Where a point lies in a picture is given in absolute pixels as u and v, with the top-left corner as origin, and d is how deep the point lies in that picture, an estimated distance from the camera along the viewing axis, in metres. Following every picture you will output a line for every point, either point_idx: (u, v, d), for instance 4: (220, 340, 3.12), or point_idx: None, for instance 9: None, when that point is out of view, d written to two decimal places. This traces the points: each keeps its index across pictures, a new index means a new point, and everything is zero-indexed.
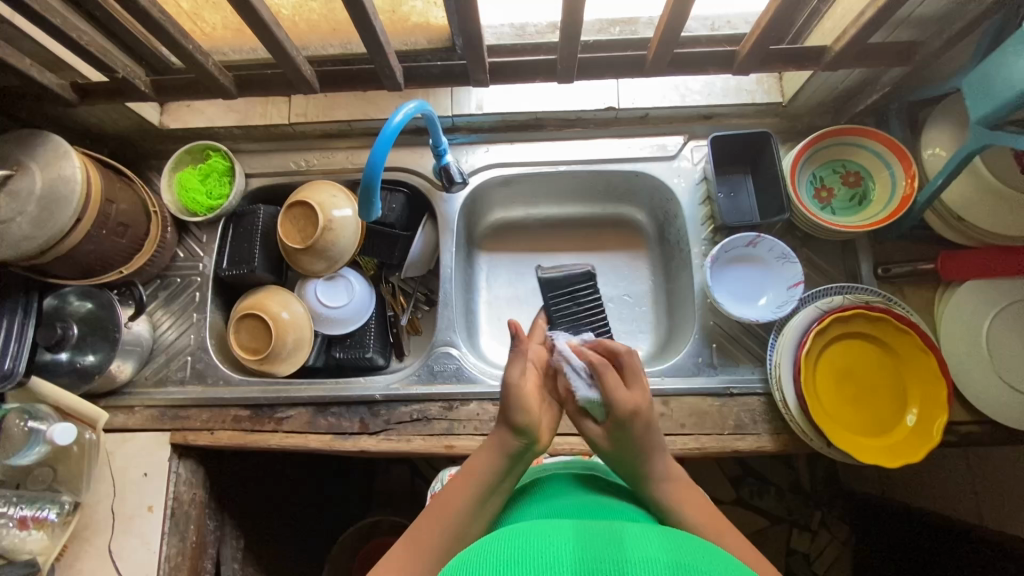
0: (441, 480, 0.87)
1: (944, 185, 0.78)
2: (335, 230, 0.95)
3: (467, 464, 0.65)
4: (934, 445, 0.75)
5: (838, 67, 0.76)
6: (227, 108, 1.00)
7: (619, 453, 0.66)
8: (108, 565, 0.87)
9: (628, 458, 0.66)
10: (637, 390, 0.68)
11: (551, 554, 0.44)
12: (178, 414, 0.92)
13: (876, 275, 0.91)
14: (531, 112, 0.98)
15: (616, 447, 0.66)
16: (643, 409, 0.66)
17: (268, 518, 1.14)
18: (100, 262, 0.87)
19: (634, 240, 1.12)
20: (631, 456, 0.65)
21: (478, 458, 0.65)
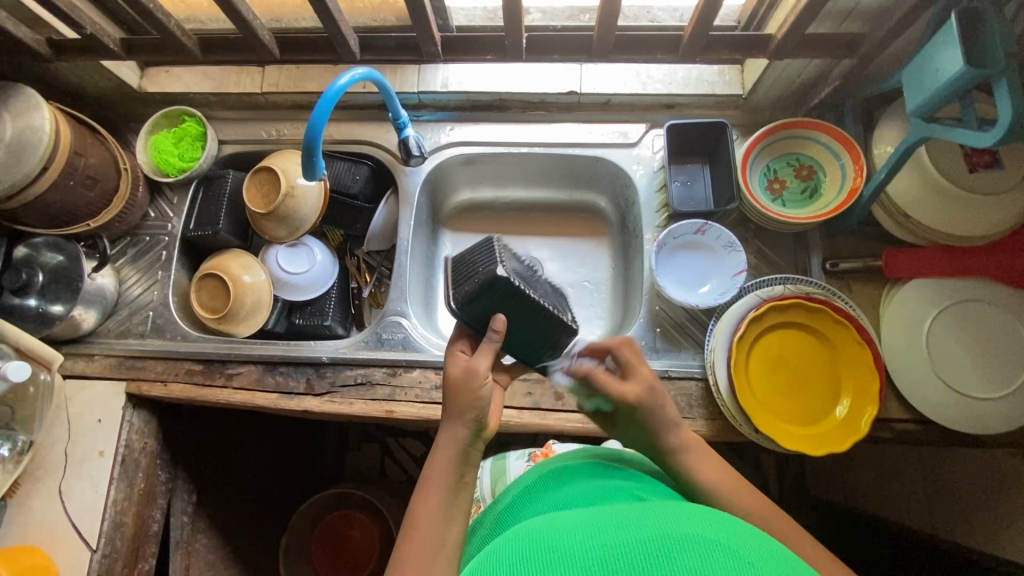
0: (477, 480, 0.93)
1: (887, 179, 0.78)
2: (296, 197, 0.97)
3: (428, 471, 0.59)
4: (860, 436, 0.75)
5: (783, 55, 0.77)
6: (204, 75, 1.04)
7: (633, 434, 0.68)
8: (56, 503, 0.90)
9: (641, 439, 0.67)
10: (635, 380, 0.67)
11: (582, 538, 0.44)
12: (135, 364, 0.96)
13: (824, 270, 0.91)
14: (495, 92, 1.00)
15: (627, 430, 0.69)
16: (642, 399, 0.66)
17: (226, 477, 1.17)
18: (67, 213, 0.91)
19: (597, 228, 1.13)
20: (647, 431, 0.66)
21: (443, 456, 0.59)
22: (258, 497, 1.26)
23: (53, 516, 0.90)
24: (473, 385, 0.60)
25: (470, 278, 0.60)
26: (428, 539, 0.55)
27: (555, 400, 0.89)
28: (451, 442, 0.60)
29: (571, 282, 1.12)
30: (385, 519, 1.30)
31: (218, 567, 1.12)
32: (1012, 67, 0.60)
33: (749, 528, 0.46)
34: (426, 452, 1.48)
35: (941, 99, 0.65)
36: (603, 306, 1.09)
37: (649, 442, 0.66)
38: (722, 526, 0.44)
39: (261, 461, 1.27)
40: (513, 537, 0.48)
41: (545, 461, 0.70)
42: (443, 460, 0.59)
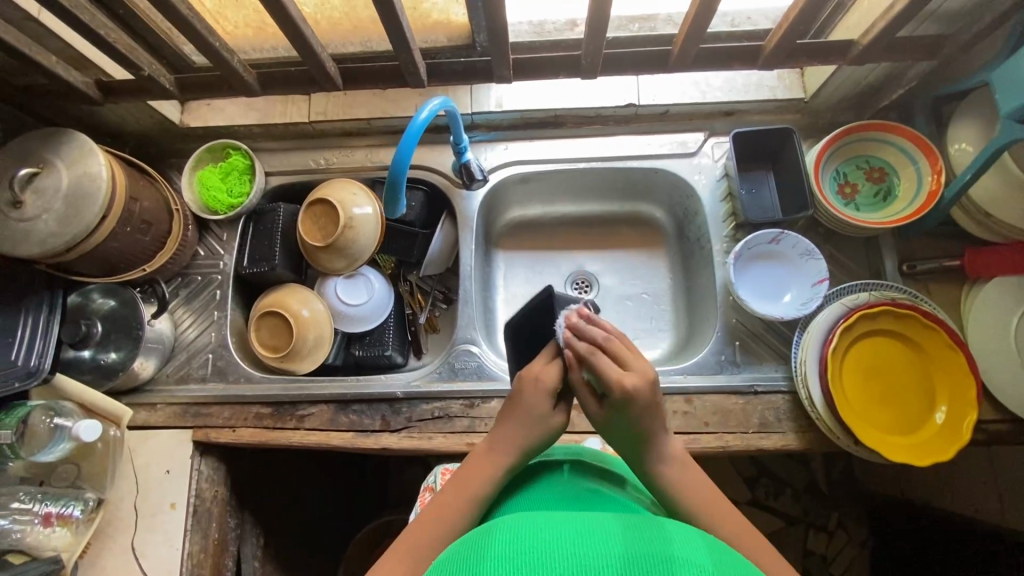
0: (434, 475, 0.83)
1: (972, 180, 0.77)
2: (355, 228, 0.95)
3: (471, 459, 0.64)
4: (964, 443, 0.74)
5: (865, 61, 0.75)
6: (247, 106, 1.00)
7: (619, 428, 0.63)
8: (131, 561, 0.87)
9: (625, 431, 0.63)
10: (632, 373, 0.61)
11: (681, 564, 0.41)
12: (200, 411, 0.93)
13: (901, 273, 0.90)
14: (551, 109, 0.98)
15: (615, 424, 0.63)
16: (642, 391, 0.60)
17: (287, 516, 1.14)
18: (123, 260, 0.88)
19: (652, 238, 1.12)
20: (636, 432, 0.62)
21: (461, 474, 0.63)
22: (317, 532, 1.24)
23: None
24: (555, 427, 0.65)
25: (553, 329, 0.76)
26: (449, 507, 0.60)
27: None
28: (474, 464, 0.63)
29: (629, 295, 1.10)
30: None
31: None
32: None
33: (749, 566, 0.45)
34: None
35: None
36: (665, 318, 1.07)
37: (627, 431, 0.62)
38: None
39: (317, 494, 1.24)
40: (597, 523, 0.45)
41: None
42: (470, 483, 0.61)
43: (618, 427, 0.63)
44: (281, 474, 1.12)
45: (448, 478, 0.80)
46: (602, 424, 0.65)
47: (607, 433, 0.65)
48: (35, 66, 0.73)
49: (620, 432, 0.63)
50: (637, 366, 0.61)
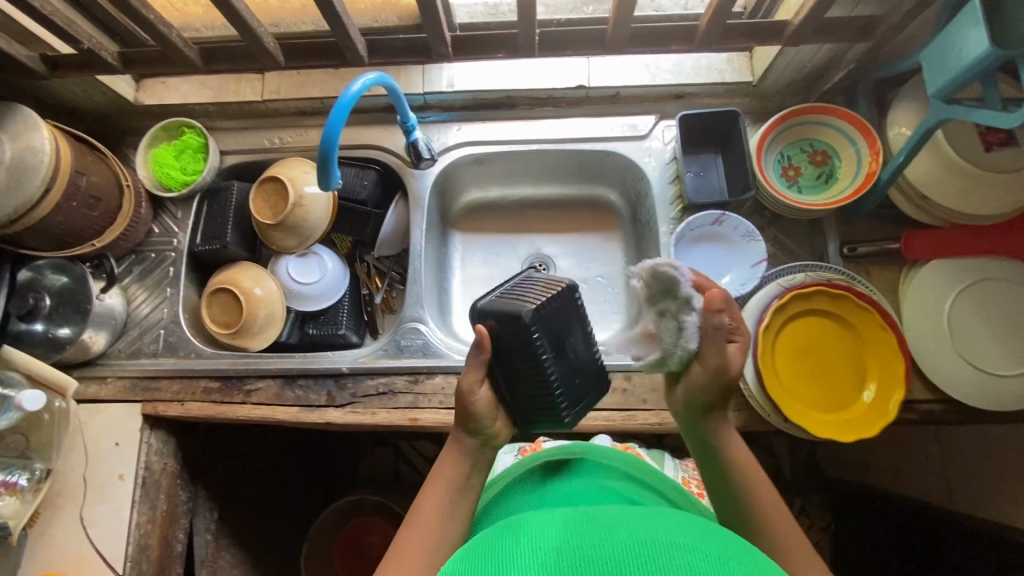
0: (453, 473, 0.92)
1: (906, 162, 0.78)
2: (306, 206, 0.96)
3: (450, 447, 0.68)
4: (889, 421, 0.75)
5: (799, 42, 0.76)
6: (201, 84, 1.01)
7: (701, 398, 0.66)
8: (79, 530, 0.89)
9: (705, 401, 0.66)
10: (716, 327, 0.66)
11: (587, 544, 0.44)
12: (149, 385, 0.94)
13: (842, 255, 0.90)
14: (502, 90, 0.98)
15: (699, 392, 0.66)
16: (747, 352, 0.66)
17: (246, 493, 1.16)
18: (71, 234, 0.89)
19: (608, 221, 1.13)
20: (715, 402, 0.66)
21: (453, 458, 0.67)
22: (279, 509, 1.26)
23: (76, 544, 0.88)
24: (484, 408, 0.65)
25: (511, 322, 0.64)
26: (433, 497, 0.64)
27: None
28: (458, 450, 0.67)
29: (583, 277, 1.11)
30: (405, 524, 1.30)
31: None
32: None
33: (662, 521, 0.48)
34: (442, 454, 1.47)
35: (965, 80, 0.65)
36: (618, 300, 1.08)
37: (703, 403, 0.66)
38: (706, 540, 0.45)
39: (278, 473, 1.26)
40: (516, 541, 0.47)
41: (535, 455, 0.75)
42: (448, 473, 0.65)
43: (692, 399, 0.67)
44: (240, 451, 1.14)
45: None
46: (686, 392, 0.67)
47: (685, 403, 0.68)
48: None
49: (695, 404, 0.67)
50: (741, 335, 0.66)
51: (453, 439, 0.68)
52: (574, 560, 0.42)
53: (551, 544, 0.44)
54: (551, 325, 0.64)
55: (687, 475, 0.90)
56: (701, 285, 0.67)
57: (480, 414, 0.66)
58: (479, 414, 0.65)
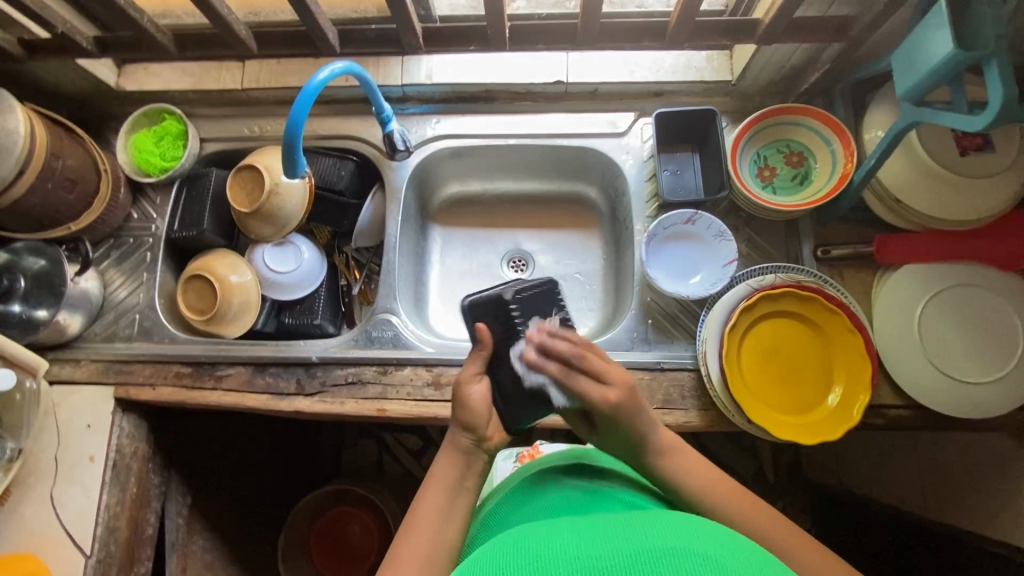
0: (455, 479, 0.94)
1: (878, 165, 0.77)
2: (281, 195, 0.96)
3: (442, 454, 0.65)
4: (852, 425, 0.75)
5: (771, 41, 0.75)
6: (183, 71, 1.02)
7: (614, 437, 0.65)
8: (48, 510, 0.90)
9: (621, 441, 0.65)
10: (615, 386, 0.64)
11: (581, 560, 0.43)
12: (123, 368, 0.95)
13: (815, 257, 0.90)
14: (481, 83, 0.98)
15: (611, 434, 0.65)
16: (622, 401, 0.63)
17: (222, 479, 1.17)
18: (47, 216, 0.90)
19: (588, 218, 1.12)
20: (635, 438, 0.64)
21: (450, 462, 0.64)
22: (257, 495, 1.27)
23: (44, 524, 0.89)
24: (476, 401, 0.65)
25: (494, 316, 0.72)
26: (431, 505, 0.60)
27: None
28: (452, 452, 0.64)
29: (561, 274, 1.11)
30: (382, 515, 1.30)
31: (216, 567, 1.12)
32: (1003, 48, 0.59)
33: (654, 524, 0.47)
34: (423, 447, 1.47)
35: (933, 82, 0.65)
36: (595, 298, 1.08)
37: (625, 440, 0.65)
38: (708, 538, 0.45)
39: (256, 461, 1.26)
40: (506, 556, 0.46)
41: (533, 463, 0.74)
42: (445, 475, 0.62)
43: (612, 437, 0.65)
44: (217, 438, 1.15)
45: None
46: (599, 439, 0.68)
47: (608, 445, 0.67)
48: None
49: (618, 442, 0.65)
50: (611, 377, 0.64)
51: (449, 446, 0.65)
52: (578, 566, 0.42)
53: (546, 554, 0.44)
54: (533, 310, 0.74)
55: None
56: (578, 356, 0.65)
57: (476, 408, 0.64)
58: (476, 410, 0.64)
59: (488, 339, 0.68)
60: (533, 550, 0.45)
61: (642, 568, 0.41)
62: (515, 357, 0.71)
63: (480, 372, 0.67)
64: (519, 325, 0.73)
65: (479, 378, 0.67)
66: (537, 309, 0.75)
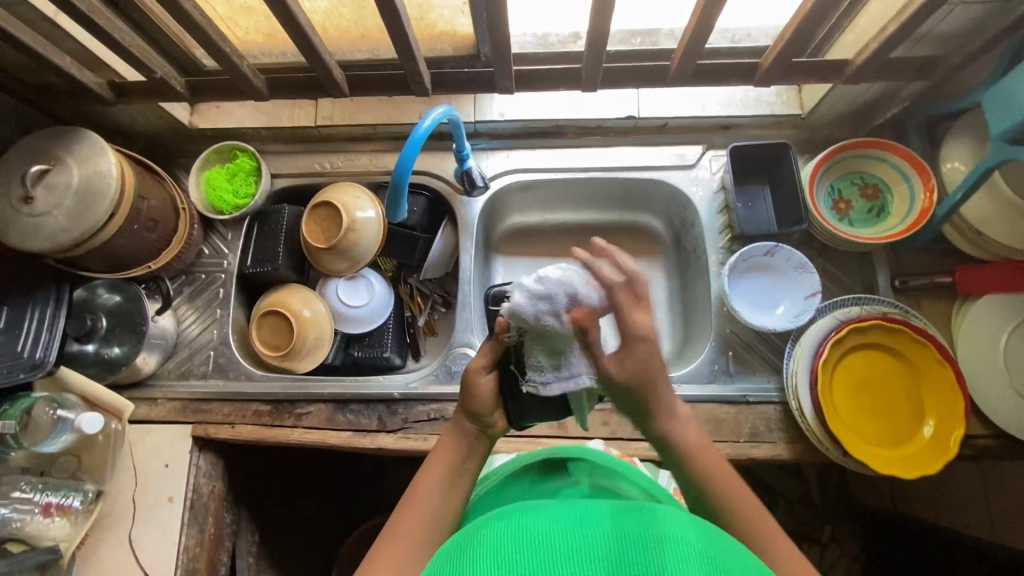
0: None
1: (963, 200, 0.79)
2: (358, 231, 0.97)
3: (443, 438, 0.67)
4: (951, 457, 0.75)
5: (859, 80, 0.77)
6: (255, 109, 1.03)
7: (628, 397, 0.61)
8: (128, 553, 0.88)
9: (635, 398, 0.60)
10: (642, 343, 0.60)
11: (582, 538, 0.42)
12: (200, 407, 0.94)
13: (893, 288, 0.91)
14: (552, 119, 1.00)
15: (625, 394, 0.60)
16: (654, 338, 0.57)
17: (283, 515, 1.15)
18: (129, 256, 0.90)
19: (650, 248, 1.13)
20: (653, 403, 0.60)
21: (451, 443, 0.65)
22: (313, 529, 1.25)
23: (124, 567, 0.88)
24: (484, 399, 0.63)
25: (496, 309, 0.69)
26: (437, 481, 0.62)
27: (632, 429, 0.88)
28: (456, 436, 0.66)
29: None
30: None
31: None
32: None
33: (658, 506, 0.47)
34: None
35: None
36: (661, 327, 1.09)
37: (647, 405, 0.61)
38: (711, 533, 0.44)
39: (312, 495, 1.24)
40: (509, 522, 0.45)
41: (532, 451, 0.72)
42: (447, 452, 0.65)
43: (628, 401, 0.61)
44: (278, 472, 1.14)
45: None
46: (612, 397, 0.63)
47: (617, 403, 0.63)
48: (51, 66, 0.76)
49: (629, 404, 0.61)
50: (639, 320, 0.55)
51: (454, 426, 0.66)
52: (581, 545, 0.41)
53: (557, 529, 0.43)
54: None
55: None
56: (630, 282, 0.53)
57: (478, 397, 0.63)
58: (479, 401, 0.63)
59: (491, 335, 0.66)
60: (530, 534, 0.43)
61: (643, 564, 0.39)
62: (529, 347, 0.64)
63: (490, 367, 0.64)
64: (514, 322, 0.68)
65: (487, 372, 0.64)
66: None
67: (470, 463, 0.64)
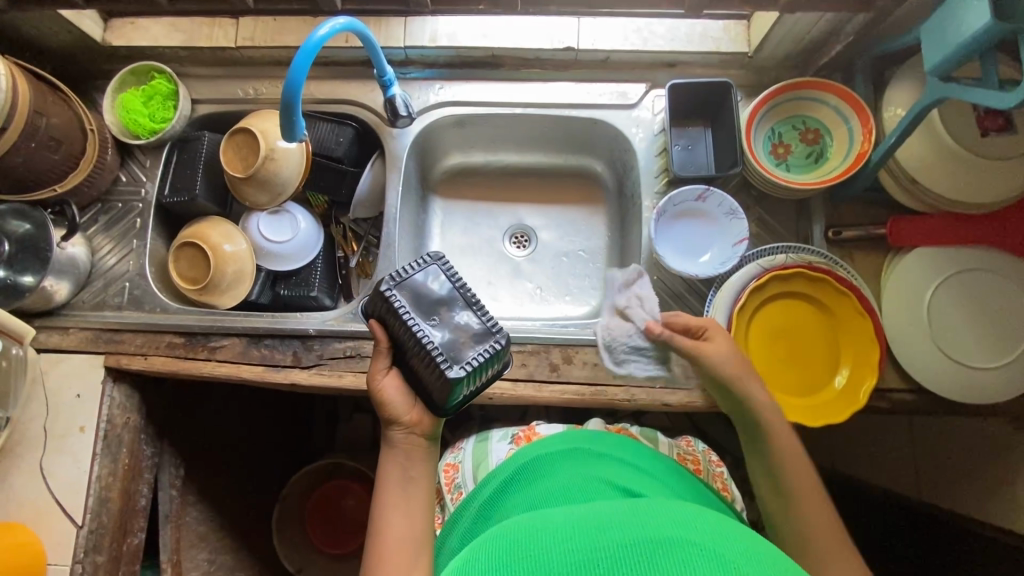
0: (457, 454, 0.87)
1: (897, 143, 0.75)
2: (277, 160, 0.92)
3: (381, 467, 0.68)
4: (858, 407, 0.74)
5: (795, 9, 0.72)
6: (172, 27, 0.96)
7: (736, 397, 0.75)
8: (38, 480, 0.88)
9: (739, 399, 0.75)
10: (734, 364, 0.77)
11: (550, 552, 0.45)
12: (113, 338, 0.92)
13: (827, 238, 0.87)
14: (487, 47, 0.94)
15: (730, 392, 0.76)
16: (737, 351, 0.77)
17: (213, 452, 1.14)
18: (31, 176, 0.86)
19: (594, 194, 1.09)
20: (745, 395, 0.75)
21: (395, 463, 0.68)
22: (249, 467, 1.25)
23: (34, 493, 0.88)
24: (388, 397, 0.69)
25: (397, 315, 0.69)
26: (397, 492, 0.66)
27: (550, 371, 0.87)
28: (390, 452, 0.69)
29: (565, 251, 1.08)
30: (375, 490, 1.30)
31: (210, 538, 1.11)
32: None
33: (632, 510, 0.48)
34: None
35: (962, 56, 0.63)
36: (598, 276, 1.06)
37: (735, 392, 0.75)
38: (674, 522, 0.45)
39: (248, 433, 1.24)
40: (492, 541, 0.50)
41: (525, 447, 0.72)
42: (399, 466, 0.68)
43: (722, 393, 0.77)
44: (208, 409, 1.12)
45: (451, 475, 0.84)
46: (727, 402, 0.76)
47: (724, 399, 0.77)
48: None
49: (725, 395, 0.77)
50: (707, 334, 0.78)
51: (386, 446, 0.69)
52: (546, 560, 0.44)
53: (531, 545, 0.46)
54: (424, 304, 0.69)
55: (683, 453, 0.84)
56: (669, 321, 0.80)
57: (389, 402, 0.69)
58: (389, 401, 0.69)
59: (383, 335, 0.71)
60: (501, 548, 0.47)
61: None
62: (414, 341, 0.68)
63: (387, 366, 0.72)
64: (409, 320, 0.68)
65: (388, 370, 0.72)
66: (429, 298, 0.70)
67: (413, 470, 0.68)
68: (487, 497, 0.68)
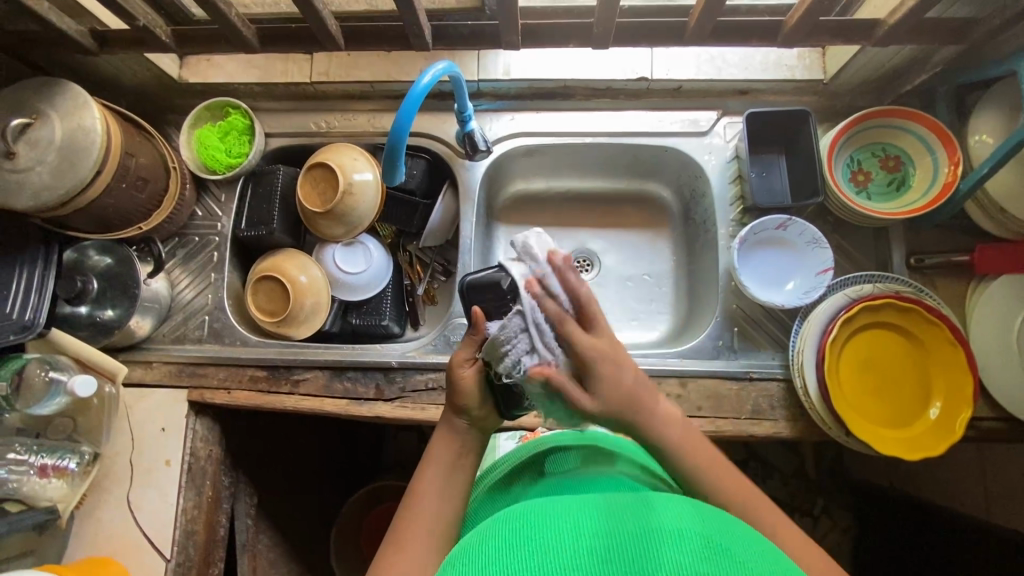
0: None
1: (989, 174, 0.75)
2: (354, 194, 0.93)
3: (428, 453, 0.64)
4: (956, 440, 0.74)
5: (889, 43, 0.72)
6: (248, 63, 0.98)
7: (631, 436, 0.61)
8: (126, 514, 0.89)
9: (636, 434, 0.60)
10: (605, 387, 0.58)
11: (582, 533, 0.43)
12: (196, 371, 0.93)
13: (908, 266, 0.88)
14: (560, 79, 0.95)
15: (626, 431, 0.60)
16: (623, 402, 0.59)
17: (281, 479, 1.15)
18: (119, 216, 0.87)
19: (658, 218, 1.10)
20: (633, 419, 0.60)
21: (442, 449, 0.64)
22: (311, 492, 1.25)
23: (123, 527, 0.89)
24: (469, 389, 0.64)
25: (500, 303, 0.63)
26: (439, 477, 0.61)
27: None
28: (448, 435, 0.65)
29: (630, 276, 1.08)
30: None
31: (279, 566, 1.12)
32: None
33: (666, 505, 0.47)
34: None
35: None
36: (665, 301, 1.06)
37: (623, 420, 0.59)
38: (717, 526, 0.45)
39: (310, 459, 1.25)
40: (510, 514, 0.48)
41: (535, 442, 0.71)
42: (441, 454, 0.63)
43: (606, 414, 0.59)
44: (275, 436, 1.13)
45: None
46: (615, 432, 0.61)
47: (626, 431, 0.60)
48: (26, 12, 0.71)
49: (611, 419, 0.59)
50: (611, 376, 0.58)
51: (444, 427, 0.65)
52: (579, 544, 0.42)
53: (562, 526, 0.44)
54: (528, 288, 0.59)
55: None
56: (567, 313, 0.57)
57: (464, 391, 0.64)
58: (465, 393, 0.64)
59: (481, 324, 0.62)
60: (512, 522, 0.46)
61: (638, 558, 0.40)
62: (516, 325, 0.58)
63: (472, 357, 0.65)
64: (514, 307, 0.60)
65: (471, 361, 0.65)
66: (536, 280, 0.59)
67: (464, 462, 0.63)
68: (490, 489, 0.67)
